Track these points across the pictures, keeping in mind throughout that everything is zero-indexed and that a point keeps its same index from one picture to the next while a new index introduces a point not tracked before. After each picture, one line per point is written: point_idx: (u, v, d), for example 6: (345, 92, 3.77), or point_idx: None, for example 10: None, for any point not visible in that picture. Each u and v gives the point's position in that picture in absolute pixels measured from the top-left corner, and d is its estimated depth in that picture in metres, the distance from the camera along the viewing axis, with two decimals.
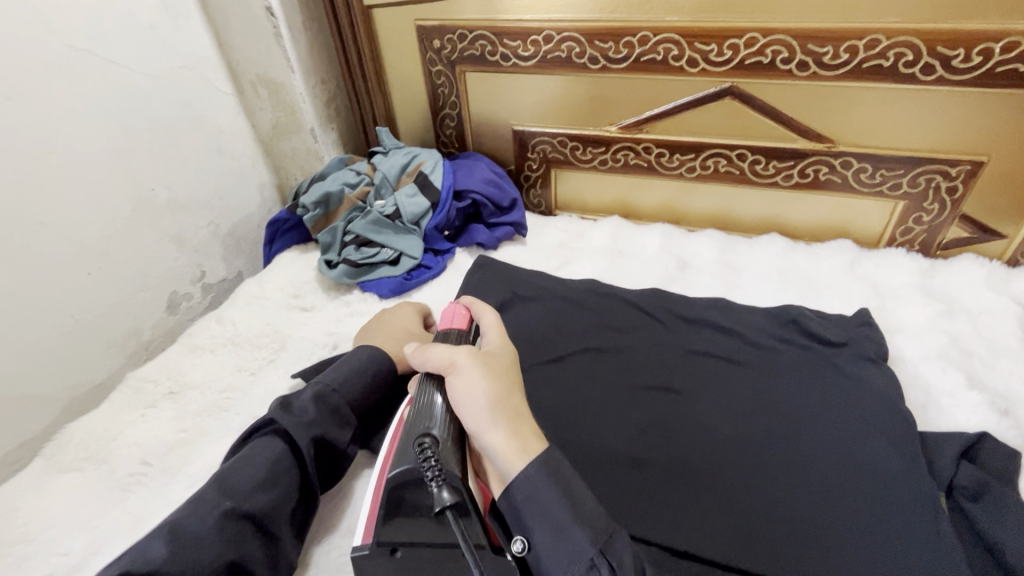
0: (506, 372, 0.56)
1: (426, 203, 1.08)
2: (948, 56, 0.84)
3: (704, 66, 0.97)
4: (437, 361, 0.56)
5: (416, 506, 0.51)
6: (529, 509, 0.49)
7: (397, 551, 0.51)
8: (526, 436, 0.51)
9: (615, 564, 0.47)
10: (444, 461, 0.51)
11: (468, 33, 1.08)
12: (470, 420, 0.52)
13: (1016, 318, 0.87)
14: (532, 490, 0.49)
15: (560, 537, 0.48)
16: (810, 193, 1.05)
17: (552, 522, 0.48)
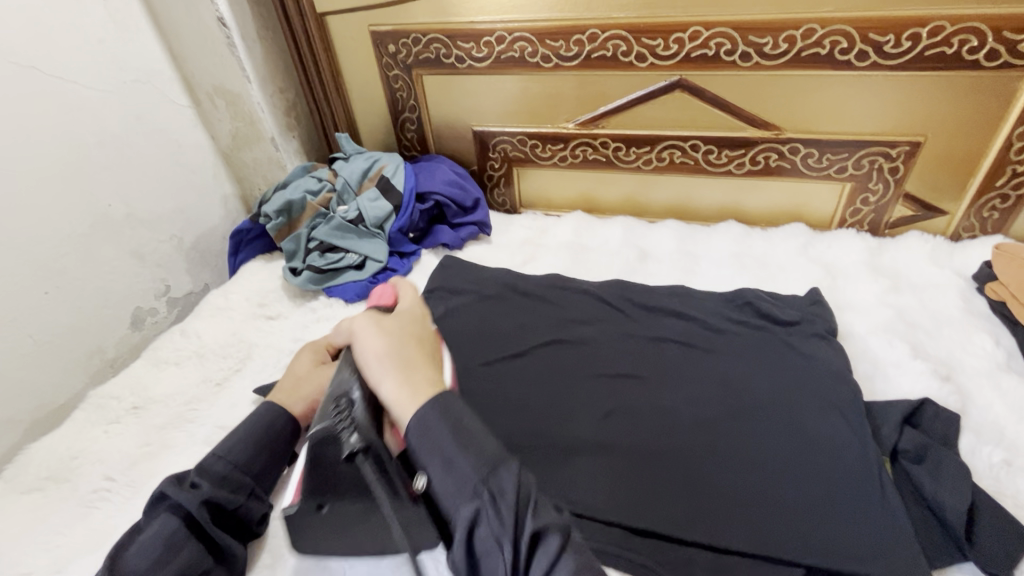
0: (401, 333, 0.57)
1: (388, 207, 1.09)
2: (880, 42, 0.88)
3: (653, 61, 0.99)
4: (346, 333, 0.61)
5: (331, 470, 0.53)
6: (420, 444, 0.48)
7: (324, 507, 0.54)
8: (416, 381, 0.52)
9: (499, 491, 0.44)
10: (356, 416, 0.53)
11: (422, 36, 1.09)
12: (370, 369, 0.54)
13: (959, 289, 0.91)
14: (424, 425, 0.48)
15: (448, 470, 0.46)
16: (763, 179, 1.09)
17: (441, 453, 0.46)
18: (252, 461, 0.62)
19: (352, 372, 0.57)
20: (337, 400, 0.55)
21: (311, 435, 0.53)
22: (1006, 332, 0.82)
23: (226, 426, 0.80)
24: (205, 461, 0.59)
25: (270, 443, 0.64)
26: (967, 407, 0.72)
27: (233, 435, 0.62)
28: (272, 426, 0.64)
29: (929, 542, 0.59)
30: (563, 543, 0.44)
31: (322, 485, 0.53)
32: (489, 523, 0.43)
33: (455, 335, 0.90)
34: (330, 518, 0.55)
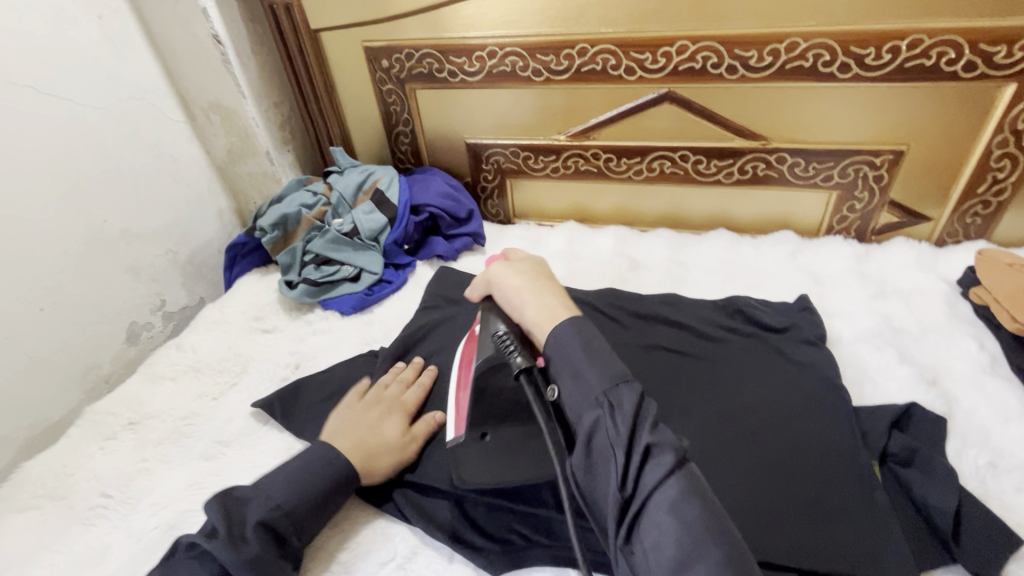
0: (534, 274, 0.68)
1: (383, 219, 1.10)
2: (861, 55, 0.90)
3: (641, 74, 1.01)
4: (482, 287, 0.72)
5: (497, 393, 0.65)
6: (556, 360, 0.57)
7: (487, 435, 0.65)
8: (552, 304, 0.63)
9: (620, 401, 0.52)
10: (513, 342, 0.63)
11: (415, 52, 1.11)
12: (513, 300, 0.65)
13: (944, 295, 0.93)
14: (559, 337, 0.57)
15: (578, 379, 0.54)
16: (751, 188, 1.11)
17: (572, 364, 0.55)
18: (304, 520, 0.65)
19: (493, 312, 0.68)
20: (490, 337, 0.66)
21: (479, 364, 0.66)
22: (989, 336, 0.84)
23: (223, 440, 0.81)
24: (263, 512, 0.62)
25: (317, 490, 0.67)
26: (953, 410, 0.73)
27: (292, 484, 0.66)
28: (326, 472, 0.68)
29: (918, 546, 0.60)
30: (677, 462, 0.49)
31: (489, 413, 0.65)
32: (605, 424, 0.51)
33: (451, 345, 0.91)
34: (492, 447, 0.65)
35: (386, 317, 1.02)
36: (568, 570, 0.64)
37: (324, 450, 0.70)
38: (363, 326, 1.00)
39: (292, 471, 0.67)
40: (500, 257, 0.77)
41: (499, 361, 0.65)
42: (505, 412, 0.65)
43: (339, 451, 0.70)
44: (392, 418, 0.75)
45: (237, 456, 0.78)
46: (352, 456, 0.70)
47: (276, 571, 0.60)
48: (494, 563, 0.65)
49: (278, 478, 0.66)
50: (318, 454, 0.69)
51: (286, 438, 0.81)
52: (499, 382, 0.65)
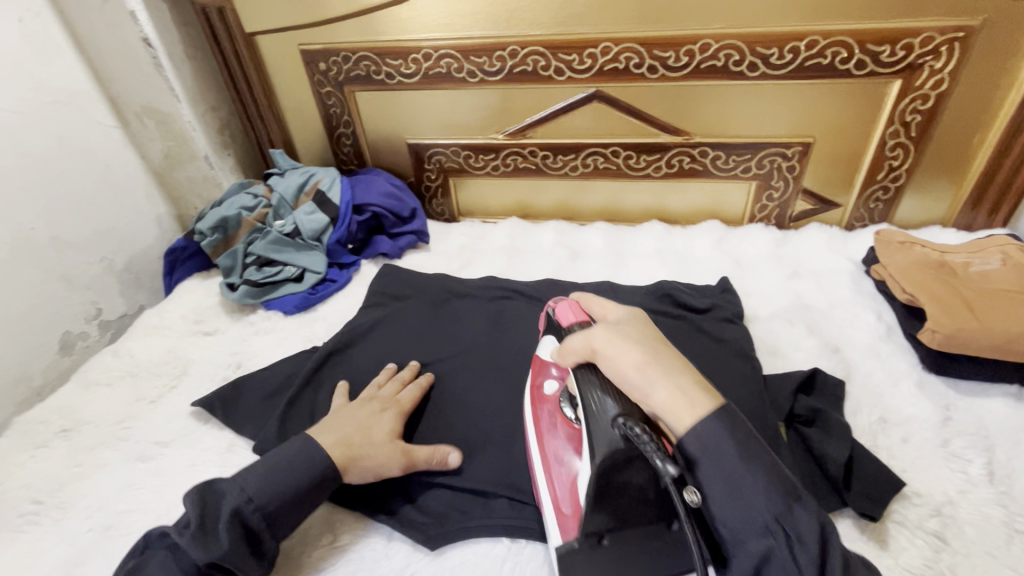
0: (651, 346, 0.58)
1: (325, 219, 1.11)
2: (766, 54, 0.98)
3: (570, 74, 1.06)
4: (580, 353, 0.61)
5: (621, 489, 0.56)
6: (703, 455, 0.52)
7: (604, 538, 0.57)
8: (689, 389, 0.54)
9: (795, 529, 0.50)
10: (654, 444, 0.52)
11: (352, 55, 1.13)
12: (633, 379, 0.56)
13: (849, 273, 1.02)
14: (706, 435, 0.52)
15: (738, 486, 0.51)
16: (679, 181, 1.18)
17: (729, 478, 0.52)
18: (276, 516, 0.62)
19: (600, 390, 0.58)
20: (606, 422, 0.56)
21: (598, 467, 0.55)
22: (886, 308, 0.93)
23: (161, 441, 0.81)
24: (235, 505, 0.61)
25: (293, 481, 0.64)
26: (851, 374, 0.81)
27: (266, 478, 0.63)
28: (304, 466, 0.65)
29: (816, 491, 0.66)
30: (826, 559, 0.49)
31: (614, 516, 0.57)
32: (781, 557, 0.49)
33: (393, 339, 0.94)
34: (611, 555, 0.57)
35: (330, 314, 1.03)
36: (501, 538, 0.67)
37: (298, 445, 0.67)
38: (306, 324, 1.01)
39: (265, 467, 0.64)
40: (581, 312, 0.69)
41: (629, 455, 0.55)
42: (626, 510, 0.57)
43: (321, 445, 0.68)
44: (386, 418, 0.74)
45: (176, 456, 0.78)
46: (335, 449, 0.68)
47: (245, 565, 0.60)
48: (432, 537, 0.67)
49: (255, 469, 0.64)
50: (293, 449, 0.66)
51: (227, 435, 0.81)
52: (625, 479, 0.56)
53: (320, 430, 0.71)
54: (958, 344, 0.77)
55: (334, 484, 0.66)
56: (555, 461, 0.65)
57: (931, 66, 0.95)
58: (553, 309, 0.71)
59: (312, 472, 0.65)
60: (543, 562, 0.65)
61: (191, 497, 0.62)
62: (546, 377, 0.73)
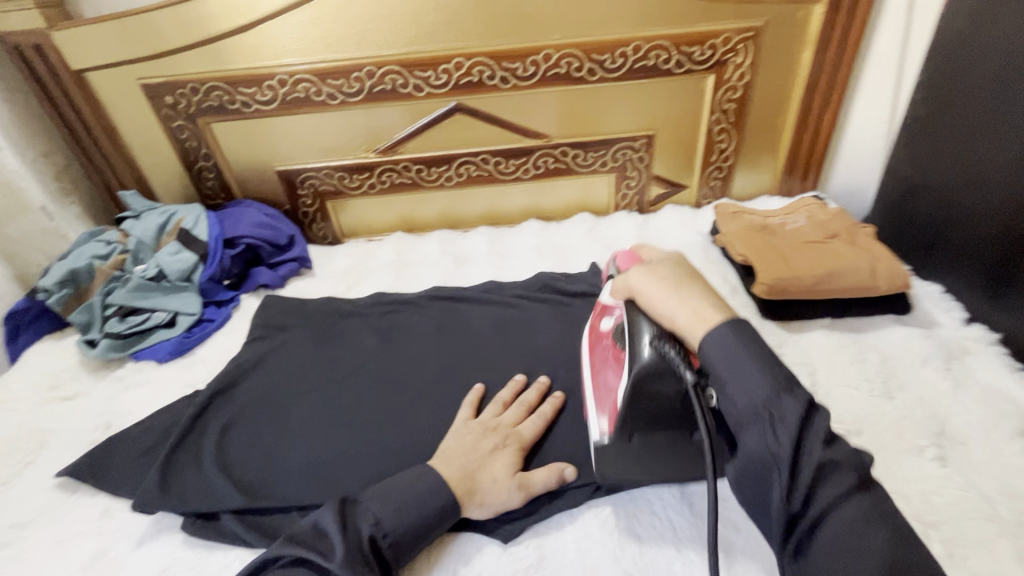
0: (671, 277, 0.63)
1: (193, 257, 1.05)
2: (601, 60, 1.09)
3: (428, 90, 1.11)
4: (622, 291, 0.68)
5: (651, 395, 0.63)
6: (716, 359, 0.56)
7: (634, 436, 0.67)
8: (703, 308, 0.59)
9: (781, 412, 0.51)
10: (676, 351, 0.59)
11: (200, 85, 1.09)
12: (661, 310, 0.61)
13: (700, 244, 1.16)
14: (711, 342, 0.56)
15: (739, 381, 0.54)
16: (548, 181, 1.27)
17: (733, 370, 0.54)
18: (406, 548, 0.61)
19: (641, 317, 0.64)
20: (642, 344, 0.62)
21: (636, 376, 0.61)
22: (730, 270, 1.07)
23: (20, 523, 0.73)
24: (373, 532, 0.60)
25: (429, 507, 0.63)
26: None
27: (404, 503, 0.63)
28: (439, 503, 0.63)
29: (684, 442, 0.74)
30: (859, 483, 0.49)
31: (642, 419, 0.66)
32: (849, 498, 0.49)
33: (282, 370, 0.91)
34: (641, 449, 0.67)
35: (210, 355, 0.98)
36: None
37: (436, 474, 0.66)
38: (184, 369, 0.95)
39: (405, 495, 0.63)
40: (635, 260, 0.76)
41: (662, 369, 0.60)
42: (657, 413, 0.65)
43: (449, 480, 0.66)
44: (508, 453, 0.71)
45: (43, 535, 0.71)
46: (455, 483, 0.65)
47: None
48: None
49: (388, 497, 0.63)
50: (424, 477, 0.65)
51: (101, 500, 0.75)
52: (657, 387, 0.62)
53: (443, 459, 0.68)
54: (780, 292, 0.91)
55: (453, 518, 0.64)
56: (602, 386, 0.72)
57: (734, 61, 1.12)
58: (616, 262, 0.78)
59: (446, 506, 0.64)
60: (451, 552, 0.66)
61: (338, 506, 0.62)
62: (604, 316, 0.78)
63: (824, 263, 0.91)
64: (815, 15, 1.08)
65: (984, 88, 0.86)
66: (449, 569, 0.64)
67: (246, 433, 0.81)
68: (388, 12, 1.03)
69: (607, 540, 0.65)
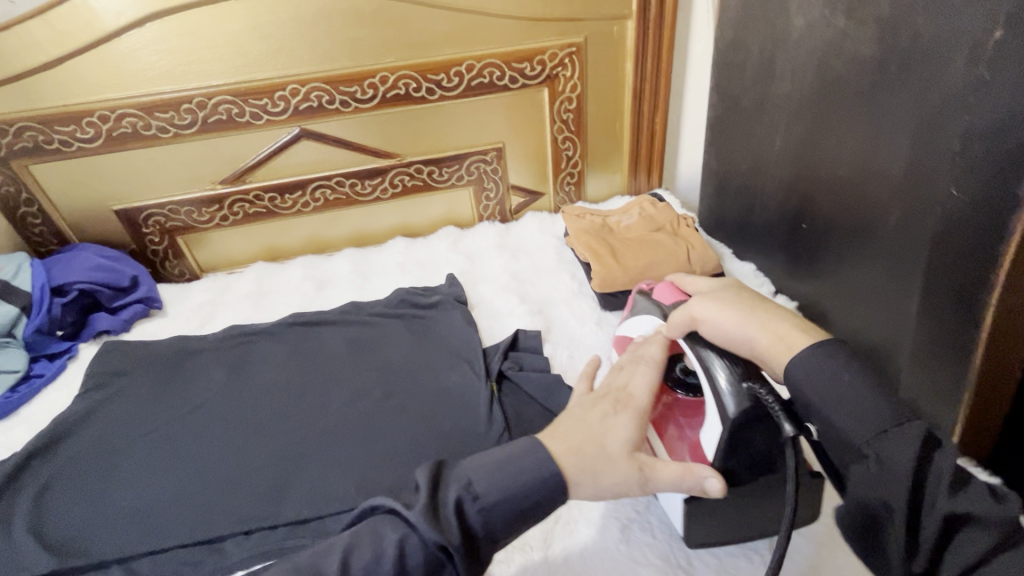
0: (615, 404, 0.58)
1: (13, 309, 0.98)
2: (439, 80, 1.14)
3: (267, 117, 1.10)
4: (682, 325, 0.61)
5: (746, 443, 0.55)
6: (810, 381, 0.50)
7: (726, 494, 0.56)
8: (787, 331, 0.54)
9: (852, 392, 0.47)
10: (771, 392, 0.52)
11: (10, 127, 1.02)
12: (733, 337, 0.56)
13: (554, 247, 1.22)
14: (804, 366, 0.50)
15: (820, 376, 0.49)
16: (409, 198, 1.29)
17: (812, 370, 0.50)
18: (502, 532, 0.49)
19: (722, 370, 0.56)
20: (722, 382, 0.55)
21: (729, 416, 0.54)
22: (579, 269, 1.15)
23: None
24: (463, 494, 0.49)
25: (525, 481, 0.50)
26: (551, 327, 0.99)
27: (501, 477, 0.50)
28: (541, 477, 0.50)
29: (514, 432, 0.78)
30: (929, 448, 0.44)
31: (743, 468, 0.56)
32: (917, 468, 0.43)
33: (115, 418, 0.87)
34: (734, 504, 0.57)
35: (35, 414, 0.91)
36: None
37: (534, 447, 0.52)
38: (2, 433, 0.88)
39: (494, 456, 0.52)
40: (679, 293, 0.71)
41: (758, 411, 0.53)
42: (751, 461, 0.56)
43: (551, 454, 0.52)
44: (625, 420, 0.55)
45: None
46: (563, 453, 0.52)
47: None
48: None
49: (485, 461, 0.52)
50: (523, 458, 0.51)
51: None
52: (748, 433, 0.55)
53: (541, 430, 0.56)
54: (611, 285, 0.98)
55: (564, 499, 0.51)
56: (673, 437, 0.63)
57: (564, 75, 1.20)
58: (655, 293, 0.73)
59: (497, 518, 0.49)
60: None
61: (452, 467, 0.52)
62: None
63: (646, 255, 1.00)
64: (628, 30, 1.19)
65: (746, 96, 1.01)
66: None
67: (66, 489, 0.76)
68: (210, 42, 1.02)
69: None
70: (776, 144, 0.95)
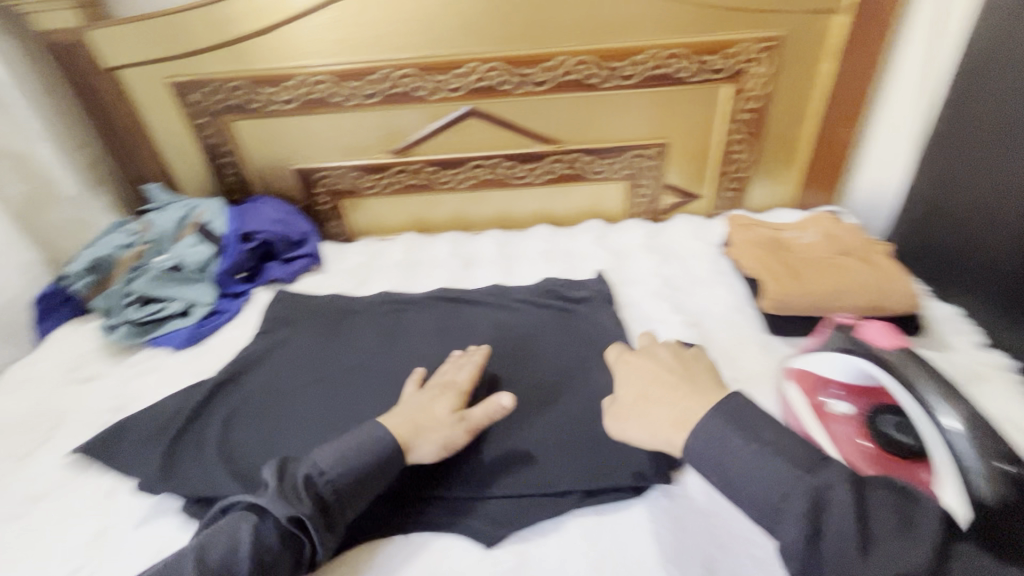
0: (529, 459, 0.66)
1: (210, 251, 1.10)
2: (617, 68, 1.09)
3: (443, 93, 1.13)
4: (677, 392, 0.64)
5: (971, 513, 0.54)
6: (711, 449, 0.54)
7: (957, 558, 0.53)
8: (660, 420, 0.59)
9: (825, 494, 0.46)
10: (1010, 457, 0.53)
11: (225, 84, 1.13)
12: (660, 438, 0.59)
13: (710, 256, 1.14)
14: (706, 429, 0.54)
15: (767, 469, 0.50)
16: (560, 186, 1.27)
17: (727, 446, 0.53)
18: (348, 494, 0.61)
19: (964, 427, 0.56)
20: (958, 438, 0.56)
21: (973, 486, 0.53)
22: (738, 282, 1.05)
23: (32, 497, 0.76)
24: (310, 472, 0.61)
25: (368, 461, 0.64)
26: (708, 343, 0.92)
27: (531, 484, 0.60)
28: (386, 455, 0.65)
29: None
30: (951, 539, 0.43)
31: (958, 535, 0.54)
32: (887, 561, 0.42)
33: (286, 362, 0.94)
34: None
35: (220, 346, 1.01)
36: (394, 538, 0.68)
37: (372, 427, 0.67)
38: (194, 358, 0.99)
39: (336, 440, 0.65)
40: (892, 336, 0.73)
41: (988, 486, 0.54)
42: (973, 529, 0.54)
43: (389, 429, 0.67)
44: (442, 403, 0.73)
45: (49, 509, 0.74)
46: (399, 429, 0.68)
47: (297, 544, 0.59)
48: None
49: (327, 446, 0.65)
50: (356, 436, 0.66)
51: (108, 480, 0.78)
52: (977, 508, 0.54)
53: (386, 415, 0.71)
54: (785, 307, 0.89)
55: (399, 464, 0.66)
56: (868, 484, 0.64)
57: (751, 71, 1.10)
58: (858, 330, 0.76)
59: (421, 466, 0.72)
60: (430, 548, 0.65)
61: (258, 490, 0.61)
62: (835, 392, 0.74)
63: (832, 281, 0.89)
64: (837, 26, 1.06)
65: (992, 103, 0.88)
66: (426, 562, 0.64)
67: (247, 421, 0.84)
68: (405, 16, 1.05)
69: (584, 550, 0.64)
70: (1022, 161, 0.83)
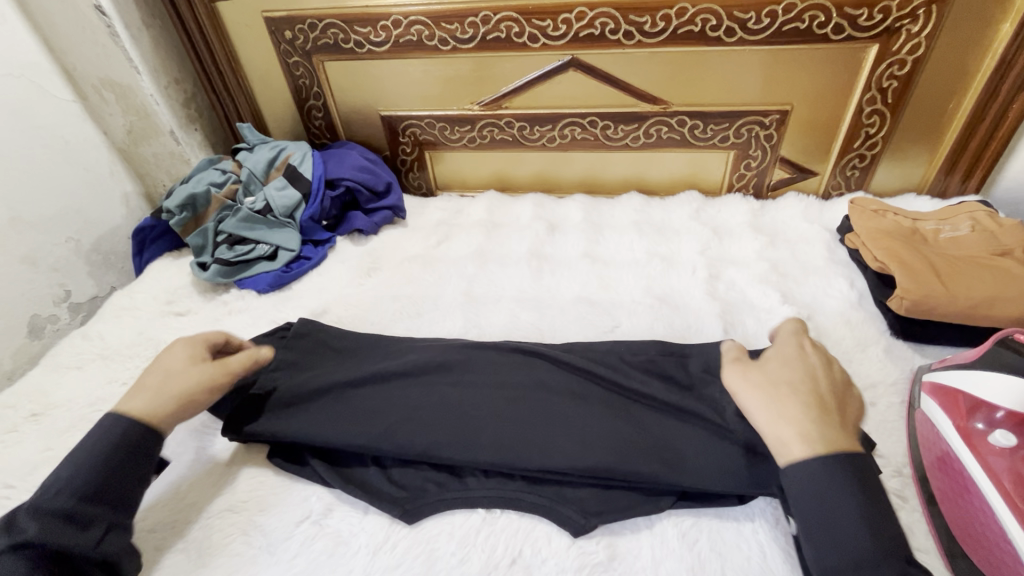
0: (772, 384, 0.65)
1: (297, 195, 1.09)
2: (744, 19, 0.96)
3: (544, 41, 1.04)
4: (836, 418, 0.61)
5: None
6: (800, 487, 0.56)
7: None
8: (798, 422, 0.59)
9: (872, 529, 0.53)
10: None
11: (319, 22, 1.09)
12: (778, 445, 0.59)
13: (825, 241, 1.02)
14: (808, 470, 0.56)
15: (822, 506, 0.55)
16: (659, 152, 1.16)
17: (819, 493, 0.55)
18: (86, 485, 0.59)
19: None
20: None
21: None
22: (858, 274, 0.93)
23: None
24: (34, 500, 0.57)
25: (98, 462, 0.60)
26: (822, 339, 0.82)
27: (816, 493, 0.55)
28: (118, 439, 0.63)
29: None
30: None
31: None
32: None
33: None
34: None
35: (303, 293, 1.02)
36: (477, 509, 0.67)
37: (111, 422, 0.64)
38: (280, 303, 1.00)
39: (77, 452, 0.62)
40: None
41: None
42: None
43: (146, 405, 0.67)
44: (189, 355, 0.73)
45: None
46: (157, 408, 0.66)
47: (77, 534, 0.56)
48: (409, 512, 0.66)
49: (71, 463, 0.61)
50: (98, 434, 0.63)
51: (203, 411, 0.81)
52: None
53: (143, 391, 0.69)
54: (925, 310, 0.78)
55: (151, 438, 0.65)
56: None
57: (908, 30, 0.94)
58: None
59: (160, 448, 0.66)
60: (517, 532, 0.64)
61: None
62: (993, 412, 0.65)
63: (988, 285, 0.77)
64: None
65: None
66: (513, 545, 0.63)
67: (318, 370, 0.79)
68: None
69: (681, 554, 0.61)
70: None
